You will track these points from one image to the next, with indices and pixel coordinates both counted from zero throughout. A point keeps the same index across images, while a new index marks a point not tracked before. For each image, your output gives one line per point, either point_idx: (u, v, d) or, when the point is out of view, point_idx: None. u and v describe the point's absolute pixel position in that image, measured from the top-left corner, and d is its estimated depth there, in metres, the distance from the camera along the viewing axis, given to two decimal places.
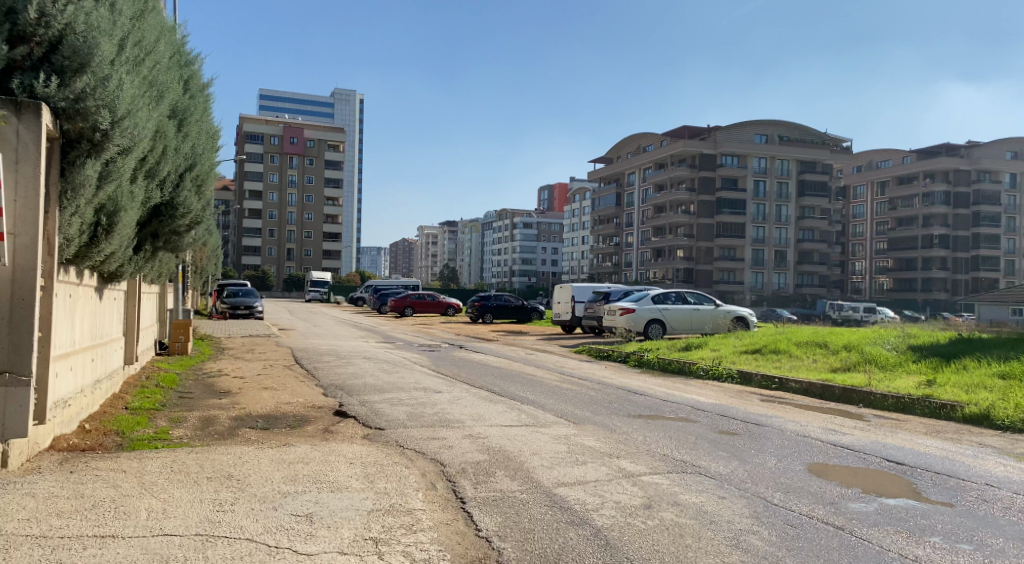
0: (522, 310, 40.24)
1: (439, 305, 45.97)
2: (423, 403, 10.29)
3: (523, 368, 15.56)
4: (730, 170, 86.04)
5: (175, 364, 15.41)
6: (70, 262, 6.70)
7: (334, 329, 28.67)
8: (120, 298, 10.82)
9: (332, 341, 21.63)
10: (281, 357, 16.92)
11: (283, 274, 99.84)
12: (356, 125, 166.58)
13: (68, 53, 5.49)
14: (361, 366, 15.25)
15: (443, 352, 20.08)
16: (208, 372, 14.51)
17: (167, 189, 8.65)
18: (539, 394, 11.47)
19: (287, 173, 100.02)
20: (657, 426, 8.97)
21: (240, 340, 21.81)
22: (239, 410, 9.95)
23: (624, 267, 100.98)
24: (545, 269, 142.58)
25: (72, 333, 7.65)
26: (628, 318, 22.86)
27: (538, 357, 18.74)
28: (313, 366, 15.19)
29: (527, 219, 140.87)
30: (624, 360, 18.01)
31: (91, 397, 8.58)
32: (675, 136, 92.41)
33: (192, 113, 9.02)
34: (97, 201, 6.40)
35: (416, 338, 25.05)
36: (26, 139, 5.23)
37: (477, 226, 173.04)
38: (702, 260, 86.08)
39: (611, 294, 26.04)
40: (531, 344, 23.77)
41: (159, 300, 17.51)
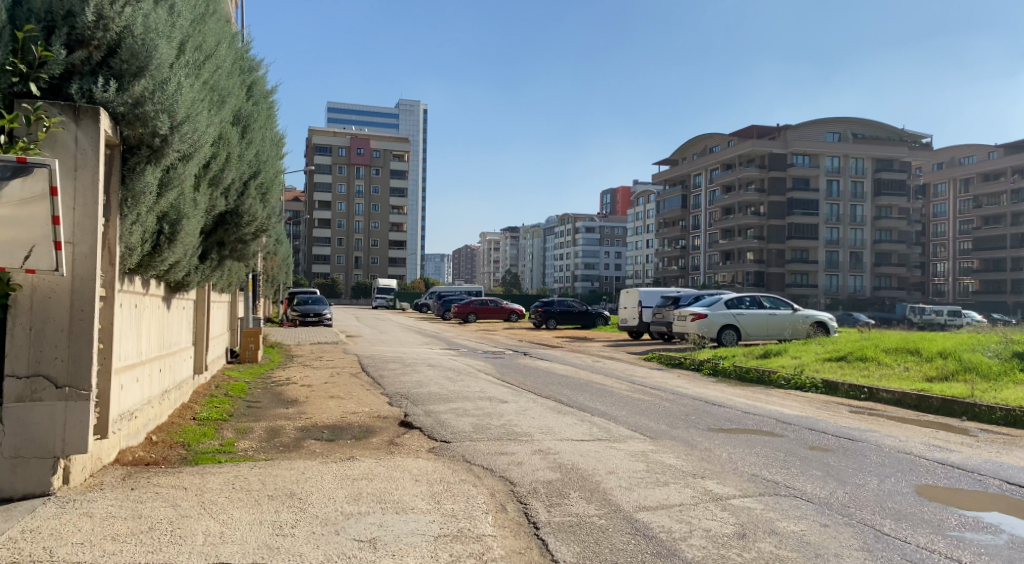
0: (588, 316, 39.62)
1: (503, 311, 45.74)
2: (490, 414, 9.92)
3: (593, 376, 15.03)
4: (802, 169, 83.36)
5: (245, 373, 15.50)
6: (133, 272, 6.60)
7: (400, 336, 28.64)
8: (189, 308, 10.83)
9: (398, 349, 21.53)
10: (348, 365, 16.84)
11: (351, 282, 101.59)
12: (421, 134, 168.70)
13: (126, 57, 5.34)
14: (427, 374, 15.00)
15: (509, 359, 19.70)
16: (276, 380, 14.51)
17: (232, 197, 8.56)
18: (610, 405, 10.95)
19: (354, 182, 101.89)
20: (740, 441, 8.36)
21: (308, 347, 21.96)
22: (305, 420, 9.79)
23: (691, 271, 99.00)
24: (609, 274, 141.27)
25: (138, 344, 7.57)
26: (699, 324, 22.06)
27: (607, 365, 18.18)
28: (379, 374, 15.03)
29: (591, 224, 139.82)
30: (698, 368, 17.28)
31: (159, 408, 8.53)
32: (743, 136, 90.13)
33: (255, 119, 8.92)
34: (159, 209, 6.28)
35: (481, 345, 24.81)
36: (85, 145, 5.09)
37: (540, 232, 172.88)
38: (773, 263, 83.64)
39: (681, 299, 25.24)
40: (598, 350, 23.20)
41: (230, 308, 17.70)
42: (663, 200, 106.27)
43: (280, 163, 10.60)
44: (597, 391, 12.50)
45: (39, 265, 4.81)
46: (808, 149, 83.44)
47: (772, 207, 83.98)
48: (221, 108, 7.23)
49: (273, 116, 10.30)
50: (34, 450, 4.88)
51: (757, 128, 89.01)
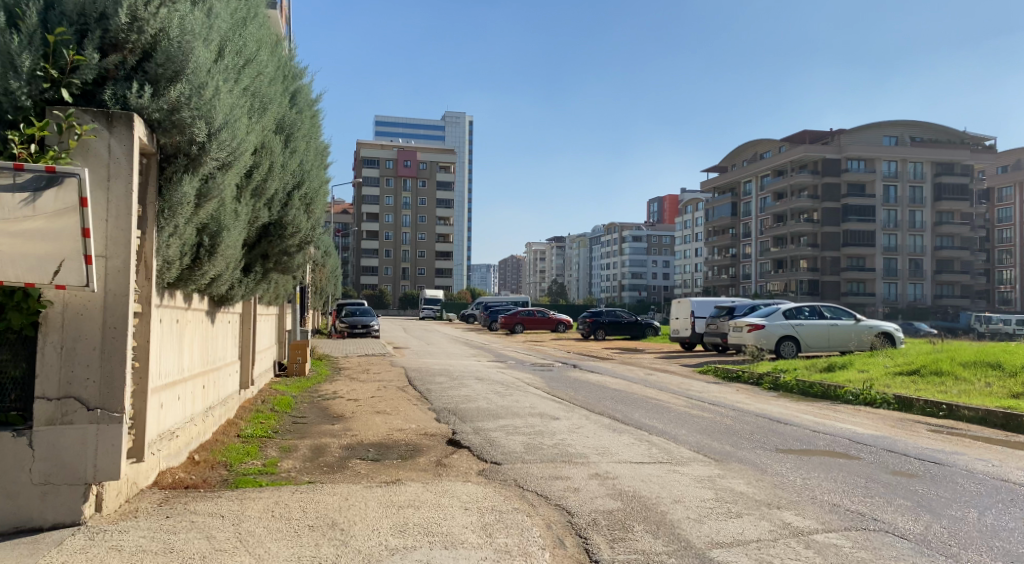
0: (637, 327, 38.87)
1: (550, 322, 45.25)
2: (542, 432, 9.47)
3: (647, 391, 14.43)
4: (856, 175, 81.04)
5: (292, 386, 15.32)
6: (172, 286, 6.37)
7: (447, 347, 28.40)
8: (235, 322, 10.64)
9: (446, 361, 21.22)
10: (394, 378, 16.57)
11: (399, 293, 102.29)
12: (466, 145, 169.68)
13: (162, 60, 5.08)
14: (475, 388, 14.61)
15: (558, 372, 19.21)
16: (323, 394, 14.30)
17: (275, 208, 8.33)
18: (669, 424, 10.37)
19: (401, 194, 102.77)
20: (814, 465, 7.74)
21: (355, 359, 21.82)
22: (351, 438, 9.48)
23: (742, 279, 97.01)
24: (657, 283, 139.51)
25: (180, 361, 7.35)
26: (756, 335, 21.25)
27: (660, 379, 17.53)
28: (427, 388, 14.69)
29: (638, 233, 138.43)
30: (757, 383, 16.53)
31: (202, 425, 8.30)
32: (795, 142, 88.12)
33: (299, 127, 8.69)
34: (197, 221, 6.03)
35: (529, 357, 24.36)
36: (118, 154, 4.84)
37: (586, 242, 171.99)
38: (827, 271, 81.37)
39: (737, 309, 24.42)
40: (650, 362, 22.54)
41: (278, 321, 17.61)
42: (711, 208, 104.54)
43: (325, 173, 10.38)
44: (653, 408, 11.93)
45: (69, 280, 4.54)
46: (864, 153, 81.11)
47: (826, 214, 81.79)
48: (262, 115, 6.97)
49: (317, 125, 10.07)
50: (65, 477, 4.61)
51: (809, 134, 86.96)
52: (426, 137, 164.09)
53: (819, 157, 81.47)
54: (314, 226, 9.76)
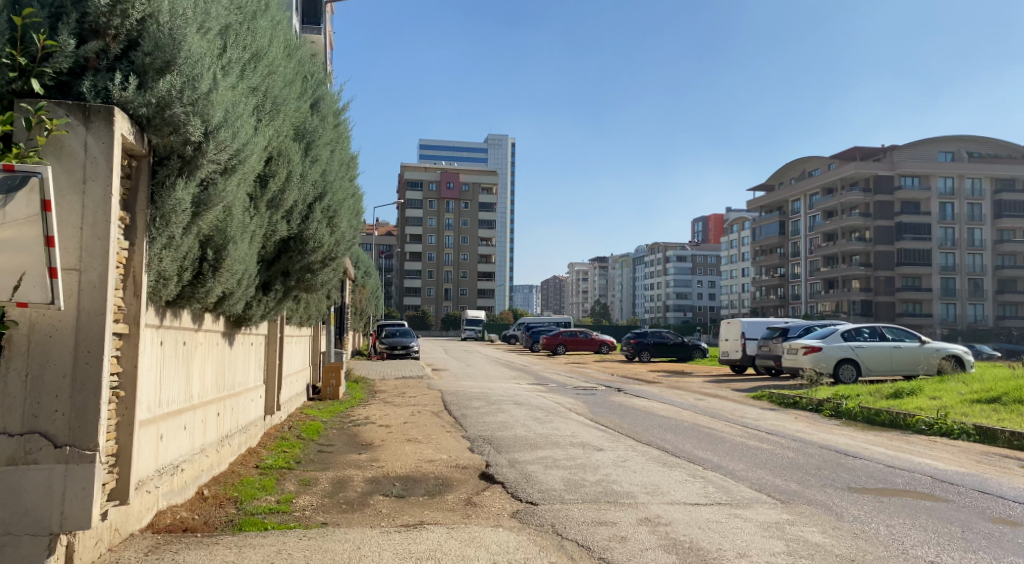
0: (683, 348, 37.63)
1: (593, 343, 44.22)
2: (583, 466, 8.63)
3: (697, 418, 13.46)
4: (911, 192, 78.44)
5: (323, 411, 14.72)
6: (172, 304, 5.78)
7: (487, 369, 27.69)
8: (258, 344, 10.09)
9: (485, 384, 20.46)
10: (430, 402, 15.88)
11: (441, 314, 102.19)
12: (509, 166, 170.04)
13: (149, 48, 4.49)
14: (514, 414, 13.81)
15: (602, 396, 18.30)
16: (354, 419, 13.66)
17: (296, 221, 7.75)
18: (725, 457, 9.43)
19: (444, 216, 103.05)
20: (897, 509, 6.75)
21: (392, 381, 21.25)
22: (377, 470, 8.76)
23: (791, 299, 94.47)
24: (703, 304, 137.02)
25: (189, 387, 6.78)
26: (813, 357, 20.06)
27: (711, 404, 16.47)
28: (462, 413, 13.94)
29: (682, 253, 136.45)
30: (817, 409, 15.40)
31: (215, 457, 7.69)
32: (845, 159, 85.82)
33: (321, 135, 8.11)
34: (198, 231, 5.42)
35: (571, 380, 23.47)
36: (96, 153, 4.25)
37: (629, 262, 170.45)
38: (882, 291, 78.64)
39: (790, 331, 23.22)
40: (698, 386, 21.45)
41: (311, 343, 17.09)
42: (758, 227, 102.34)
43: (352, 186, 9.83)
44: (706, 438, 10.97)
45: (31, 297, 3.95)
46: (918, 170, 78.52)
47: (879, 232, 79.25)
48: (275, 118, 6.39)
49: (345, 136, 9.54)
50: (26, 526, 4.04)
51: (860, 150, 84.63)
52: (468, 160, 165.01)
53: (871, 175, 79.13)
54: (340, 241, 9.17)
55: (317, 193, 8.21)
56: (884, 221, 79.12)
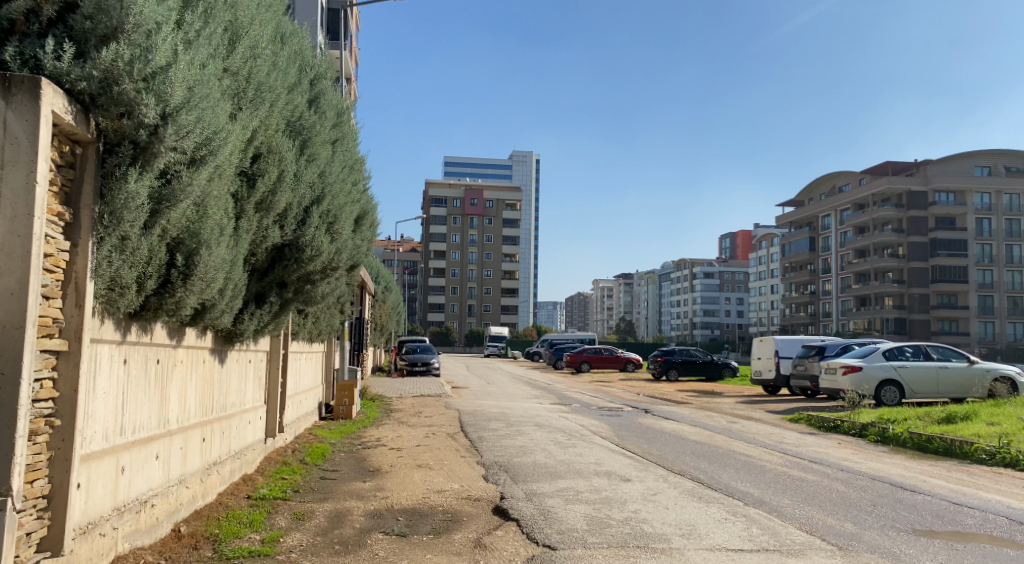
0: (712, 367, 36.49)
1: (619, 360, 43.18)
2: (609, 500, 7.73)
3: (732, 444, 12.47)
4: (945, 208, 76.52)
5: (333, 432, 13.92)
6: (133, 316, 5.04)
7: (508, 387, 26.86)
8: (256, 361, 9.39)
9: (505, 403, 19.61)
10: (446, 423, 15.04)
11: (465, 330, 101.53)
12: (533, 183, 169.77)
13: (90, 11, 3.81)
14: (534, 437, 12.92)
15: (628, 417, 17.37)
16: (366, 441, 12.87)
17: (290, 226, 7.02)
18: (767, 490, 8.46)
19: (468, 232, 102.73)
20: (976, 559, 5.77)
21: (410, 400, 20.49)
22: (380, 502, 7.91)
23: (822, 317, 92.41)
24: (730, 321, 134.95)
25: (166, 411, 6.07)
26: (852, 378, 18.98)
27: (746, 428, 15.45)
28: (479, 435, 13.09)
29: (709, 269, 134.75)
30: (860, 434, 14.33)
31: (199, 487, 6.93)
32: (877, 174, 84.09)
33: (320, 132, 7.39)
34: (160, 232, 4.68)
35: (595, 399, 22.52)
36: (18, 130, 3.59)
37: (654, 278, 169.02)
38: (916, 309, 76.62)
39: (828, 349, 22.10)
40: (730, 407, 20.39)
41: (325, 360, 16.33)
42: (787, 243, 100.56)
43: (357, 190, 9.12)
44: (744, 468, 10.01)
45: None
46: (952, 185, 76.65)
47: (912, 248, 77.38)
48: (261, 109, 5.66)
49: (349, 137, 8.82)
50: None
51: (892, 165, 82.88)
52: (493, 176, 165.01)
53: (904, 190, 77.41)
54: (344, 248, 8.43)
55: (315, 196, 7.48)
56: (918, 237, 77.23)
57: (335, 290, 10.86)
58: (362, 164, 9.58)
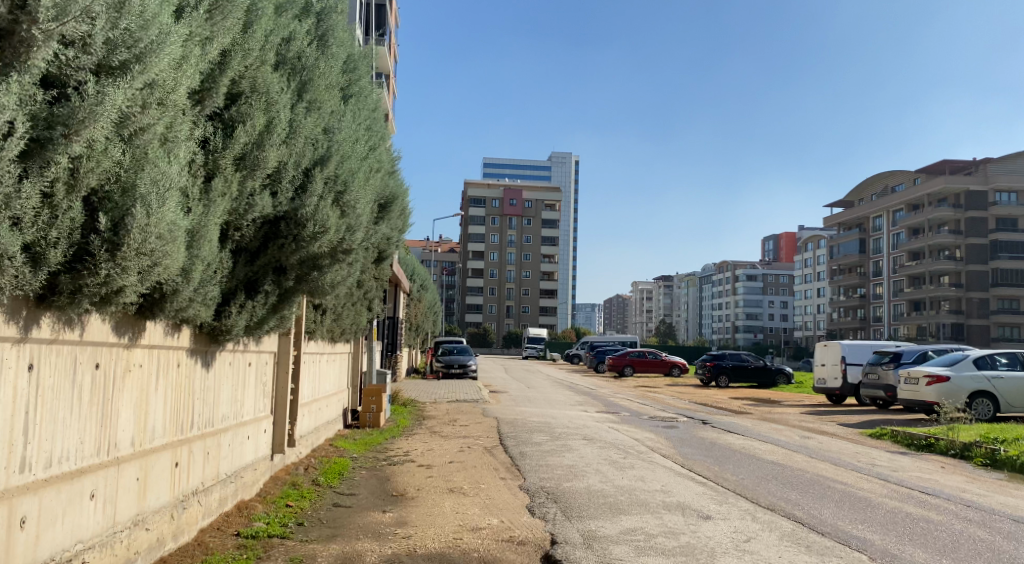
0: (765, 372, 34.51)
1: (664, 364, 41.23)
2: (693, 550, 6.02)
3: (818, 468, 10.61)
4: (1007, 208, 72.91)
5: (357, 444, 12.30)
6: (36, 299, 3.54)
7: (549, 392, 25.25)
8: (258, 364, 7.90)
9: (548, 411, 17.96)
10: (483, 434, 13.42)
11: (502, 331, 100.18)
12: (572, 184, 167.86)
13: None
14: (585, 454, 11.21)
15: (686, 429, 15.59)
16: (392, 456, 11.29)
17: (286, 193, 5.47)
18: (890, 537, 6.66)
19: (506, 233, 101.37)
20: None
21: (444, 405, 18.97)
22: (400, 545, 6.28)
23: (872, 321, 88.83)
24: (775, 325, 131.47)
25: (113, 432, 4.55)
26: (939, 389, 17.02)
27: (824, 445, 13.56)
28: (521, 451, 11.43)
29: (753, 271, 131.54)
30: (963, 456, 12.35)
31: (167, 528, 5.39)
32: (933, 173, 80.57)
33: (325, 76, 5.87)
34: (58, 176, 3.15)
35: (645, 408, 20.74)
36: None
37: (695, 280, 166.11)
38: (975, 314, 73.22)
39: (904, 356, 19.99)
40: (796, 419, 18.44)
41: (351, 361, 14.79)
42: (836, 245, 97.16)
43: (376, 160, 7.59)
44: (845, 502, 8.20)
45: None
46: (1015, 184, 72.98)
47: (971, 250, 73.75)
48: (227, 22, 4.16)
49: (363, 97, 7.29)
50: None
51: (950, 163, 79.31)
52: (530, 176, 163.56)
53: (963, 189, 73.88)
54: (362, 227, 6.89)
55: (321, 158, 5.93)
56: (977, 238, 73.55)
57: (353, 278, 9.33)
58: (381, 134, 8.07)
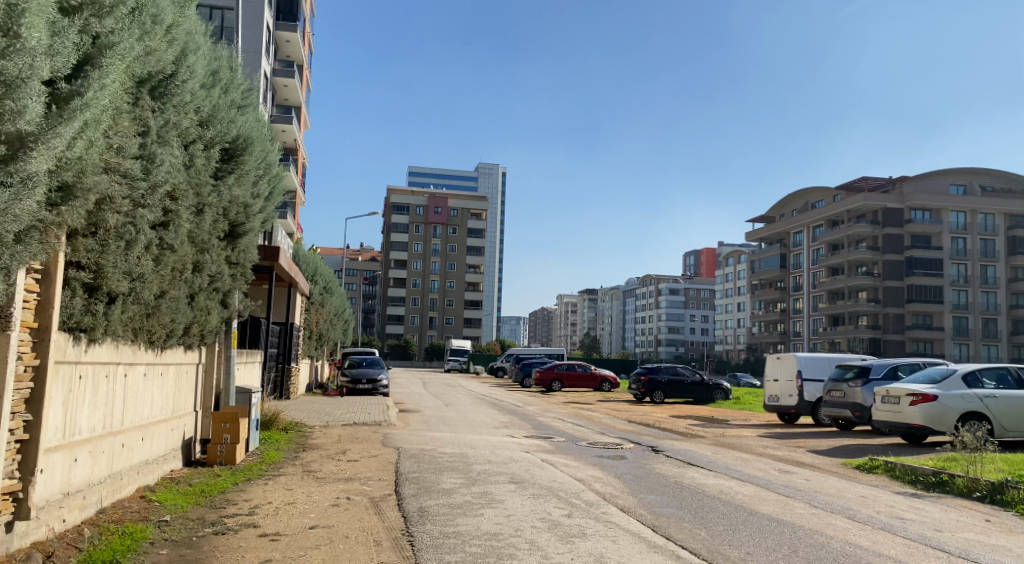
0: (701, 387, 32.02)
1: (593, 378, 38.43)
2: None
3: (837, 528, 7.52)
4: (921, 226, 74.13)
5: (181, 494, 8.53)
6: None
7: (469, 411, 21.82)
8: None
9: (465, 437, 14.52)
10: (373, 477, 9.84)
11: (425, 343, 95.97)
12: (498, 195, 165.89)
13: None
14: (512, 510, 7.78)
15: (636, 462, 12.43)
16: (228, 517, 7.57)
17: None
18: None
19: (430, 242, 97.85)
20: None
21: (338, 430, 15.34)
22: None
23: (793, 336, 88.97)
24: (696, 339, 131.84)
25: None
26: (922, 410, 14.50)
27: (814, 484, 10.61)
28: (421, 507, 7.96)
29: (674, 286, 131.71)
30: (993, 500, 9.57)
31: None
32: (851, 191, 81.34)
33: None
34: None
35: (580, 430, 17.58)
36: None
37: (618, 294, 166.24)
38: (891, 329, 73.76)
39: (873, 371, 17.53)
40: (759, 445, 15.63)
41: (200, 376, 11.03)
42: (757, 260, 97.34)
43: None
44: None
45: None
46: (929, 202, 74.08)
47: (888, 267, 74.61)
48: None
49: None
50: None
51: (867, 181, 80.24)
52: (457, 187, 160.71)
53: (880, 207, 74.81)
54: (36, 93, 3.85)
55: None
56: (893, 255, 74.56)
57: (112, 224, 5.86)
58: None
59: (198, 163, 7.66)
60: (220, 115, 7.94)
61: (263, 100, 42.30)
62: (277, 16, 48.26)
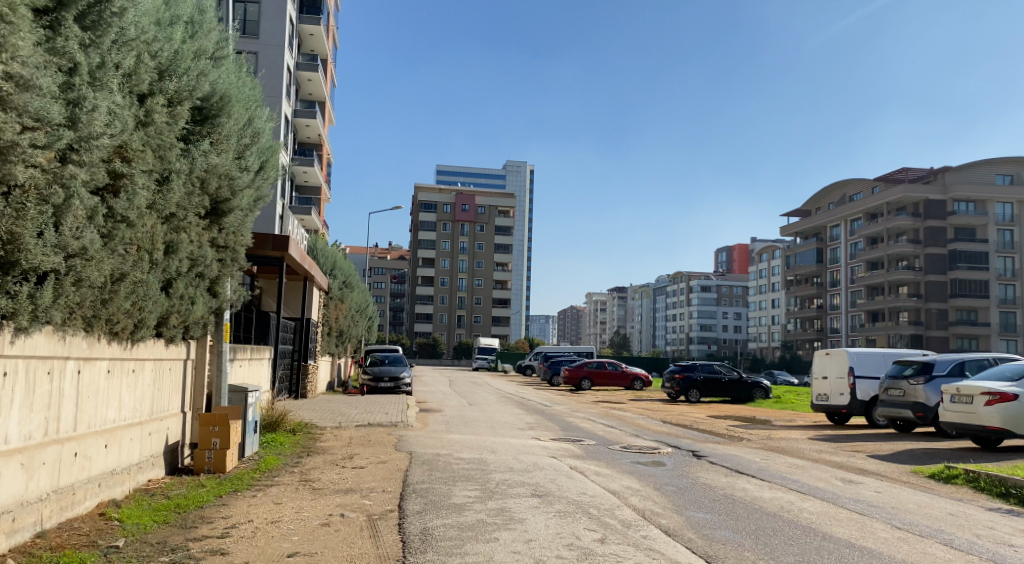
0: (739, 386, 30.35)
1: (625, 376, 36.91)
2: None
3: (937, 559, 6.05)
4: (965, 218, 71.10)
5: (147, 511, 7.30)
6: None
7: (493, 410, 20.50)
8: None
9: (487, 440, 13.21)
10: (376, 489, 8.54)
11: (452, 341, 94.94)
12: (527, 193, 164.44)
13: None
14: (534, 534, 6.43)
15: (678, 469, 10.99)
16: (193, 542, 6.32)
17: None
18: None
19: (458, 240, 96.76)
20: None
21: (349, 432, 14.13)
22: None
23: (830, 333, 86.09)
24: (728, 337, 129.01)
25: None
26: (999, 410, 12.87)
27: (889, 497, 9.09)
28: (424, 527, 6.65)
29: (706, 282, 128.95)
30: None
31: None
32: (891, 182, 78.36)
33: None
34: None
35: (613, 432, 16.17)
36: None
37: (648, 292, 163.65)
38: (934, 325, 70.94)
39: (937, 367, 15.86)
40: (813, 450, 14.08)
41: (186, 373, 9.87)
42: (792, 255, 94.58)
43: None
44: None
45: None
46: (973, 193, 71.05)
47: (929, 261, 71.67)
48: None
49: None
50: None
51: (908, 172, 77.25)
52: (485, 185, 159.65)
53: (921, 199, 71.94)
54: None
55: None
56: (935, 248, 71.48)
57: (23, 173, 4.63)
58: None
59: (157, 117, 6.46)
60: (181, 64, 6.77)
61: (286, 94, 41.44)
62: (301, 10, 47.44)
